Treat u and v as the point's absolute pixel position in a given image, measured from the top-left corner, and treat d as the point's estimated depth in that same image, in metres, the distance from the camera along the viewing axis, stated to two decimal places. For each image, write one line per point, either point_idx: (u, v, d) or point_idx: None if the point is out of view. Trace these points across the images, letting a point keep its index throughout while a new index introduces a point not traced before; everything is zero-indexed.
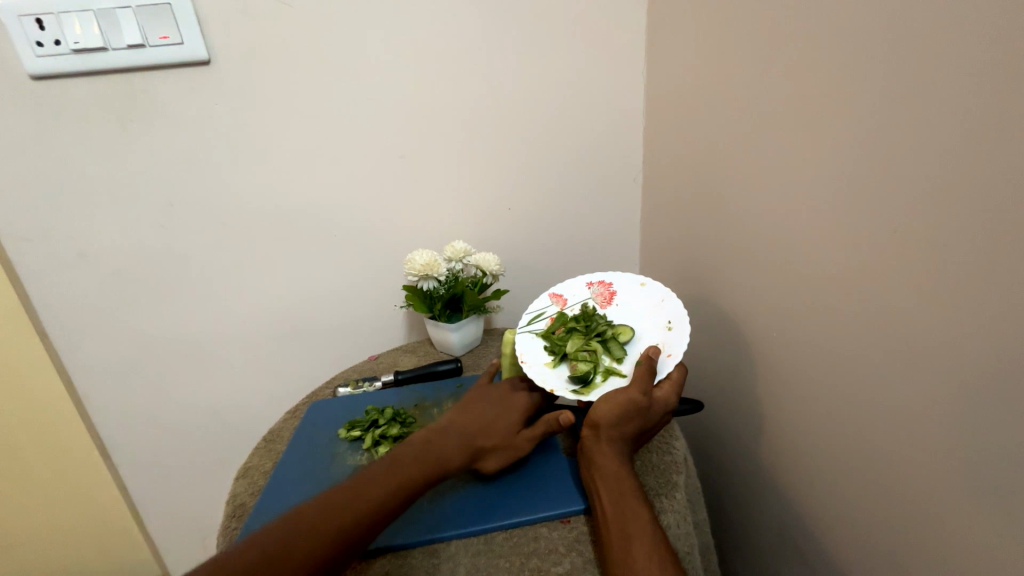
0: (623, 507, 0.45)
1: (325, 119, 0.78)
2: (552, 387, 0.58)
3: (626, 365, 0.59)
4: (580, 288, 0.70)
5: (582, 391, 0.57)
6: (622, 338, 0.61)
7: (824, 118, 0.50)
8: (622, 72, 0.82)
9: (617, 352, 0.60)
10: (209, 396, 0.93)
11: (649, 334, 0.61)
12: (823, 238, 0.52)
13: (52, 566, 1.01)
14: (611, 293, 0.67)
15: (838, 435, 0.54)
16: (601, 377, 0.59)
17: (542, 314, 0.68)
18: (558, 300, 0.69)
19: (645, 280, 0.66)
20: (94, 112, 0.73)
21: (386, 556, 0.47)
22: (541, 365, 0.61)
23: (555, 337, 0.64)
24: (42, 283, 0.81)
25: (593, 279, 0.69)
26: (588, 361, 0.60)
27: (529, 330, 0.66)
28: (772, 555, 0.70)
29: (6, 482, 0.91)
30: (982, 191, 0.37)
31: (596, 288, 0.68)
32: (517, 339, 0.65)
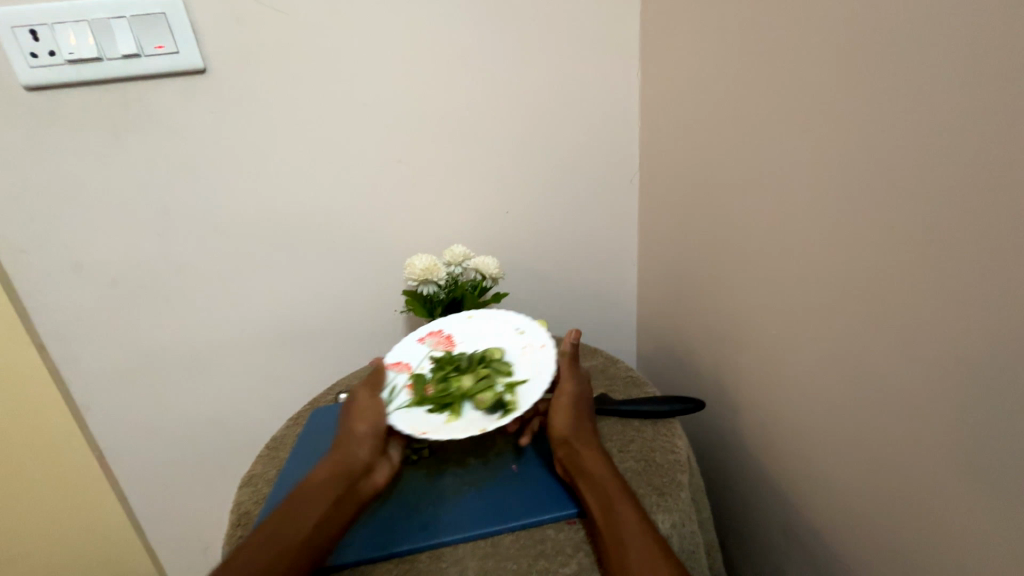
0: (613, 512, 0.45)
1: (322, 125, 0.78)
2: (480, 429, 0.53)
3: (519, 372, 0.60)
4: (413, 348, 0.64)
5: (510, 411, 0.54)
6: (497, 355, 0.61)
7: (814, 117, 0.50)
8: (616, 75, 0.82)
9: (502, 366, 0.60)
10: (210, 405, 0.93)
11: (512, 344, 0.63)
12: (816, 237, 0.52)
13: None
14: (447, 337, 0.65)
15: (837, 432, 0.55)
16: (510, 394, 0.57)
17: (396, 388, 0.59)
18: (402, 368, 0.62)
19: (467, 313, 0.68)
20: (89, 123, 0.72)
21: (392, 562, 0.47)
22: (447, 423, 0.55)
23: (435, 395, 0.57)
24: (39, 294, 0.81)
25: (421, 333, 0.66)
26: (487, 388, 0.57)
27: (397, 407, 0.57)
28: (776, 551, 0.70)
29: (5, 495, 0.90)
30: (970, 188, 0.37)
31: (431, 340, 0.65)
32: (395, 424, 0.54)
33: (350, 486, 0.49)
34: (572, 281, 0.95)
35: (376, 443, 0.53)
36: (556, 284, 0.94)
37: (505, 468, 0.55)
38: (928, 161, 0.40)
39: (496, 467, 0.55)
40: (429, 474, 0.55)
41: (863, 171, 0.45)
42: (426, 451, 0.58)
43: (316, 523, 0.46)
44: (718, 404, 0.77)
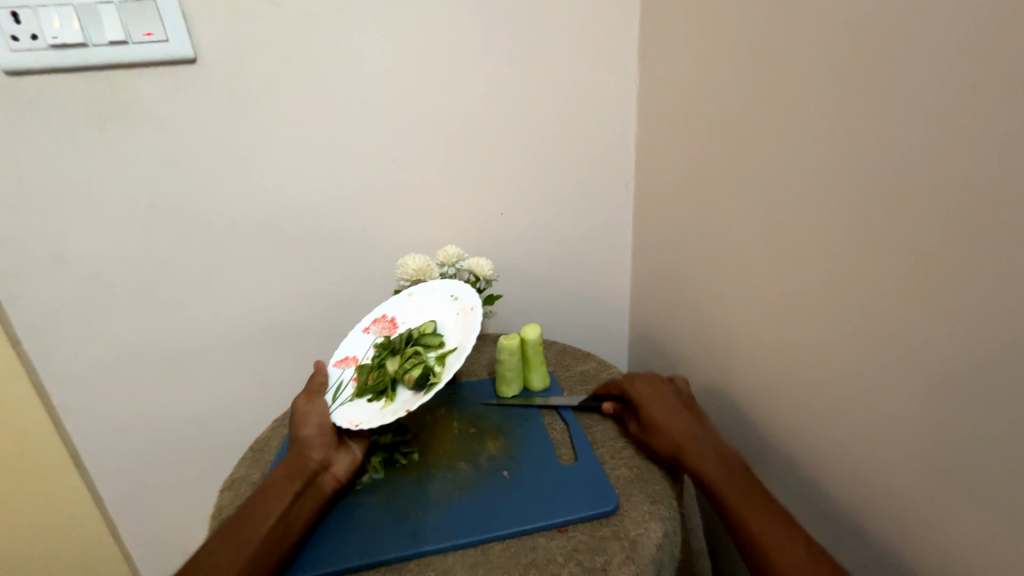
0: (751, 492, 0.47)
1: (315, 121, 0.76)
2: (408, 408, 0.54)
3: (449, 342, 0.61)
4: (359, 340, 0.66)
5: (435, 384, 0.55)
6: (428, 329, 0.62)
7: (807, 128, 0.50)
8: (614, 79, 0.82)
9: (432, 341, 0.61)
10: (190, 404, 0.91)
11: (447, 314, 0.65)
12: (801, 248, 0.52)
13: None
14: (391, 320, 0.67)
15: (817, 444, 0.55)
16: (439, 365, 0.58)
17: (342, 383, 0.61)
18: (347, 362, 0.63)
19: (409, 290, 0.68)
20: (72, 111, 0.70)
21: (379, 569, 0.45)
22: (381, 409, 0.56)
23: (373, 382, 0.59)
24: (14, 286, 0.77)
25: (366, 323, 0.67)
26: (416, 365, 0.58)
27: (340, 402, 0.58)
28: None
29: None
30: (960, 202, 0.37)
31: (375, 327, 0.66)
32: (336, 420, 0.55)
33: (308, 482, 0.50)
34: (565, 285, 0.95)
35: (326, 441, 0.53)
36: (549, 287, 0.94)
37: (497, 474, 0.54)
38: (919, 174, 0.40)
39: (487, 472, 0.54)
40: (419, 479, 0.54)
41: (852, 183, 0.46)
42: (416, 455, 0.57)
43: (280, 516, 0.47)
44: (705, 411, 0.77)
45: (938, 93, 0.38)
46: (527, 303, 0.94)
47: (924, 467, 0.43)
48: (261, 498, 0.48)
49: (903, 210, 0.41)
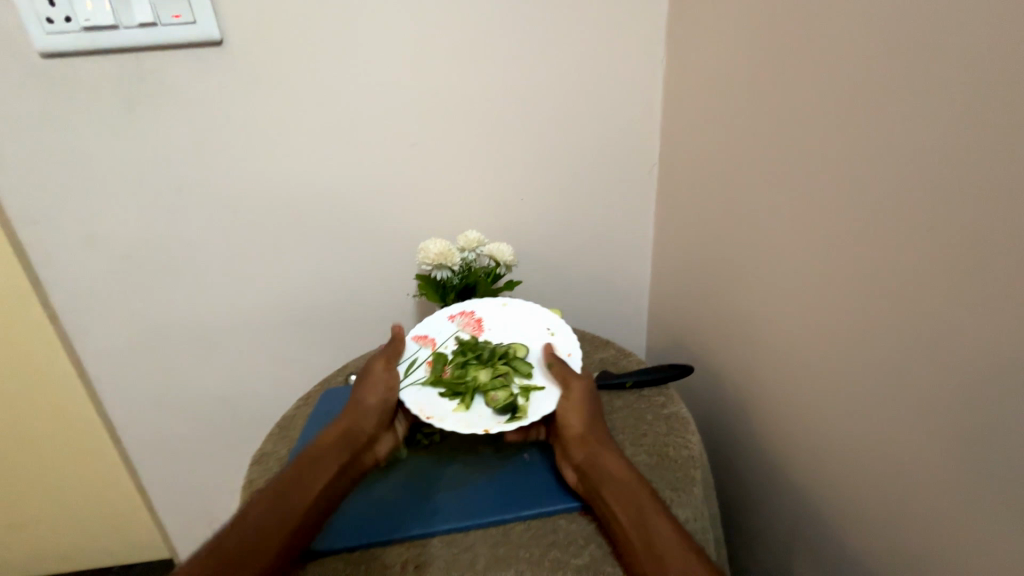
0: (646, 524, 0.43)
1: (338, 104, 0.76)
2: (483, 428, 0.53)
3: (538, 378, 0.58)
4: (443, 325, 0.64)
5: (517, 418, 0.53)
6: (521, 355, 0.60)
7: (849, 109, 0.48)
8: (640, 61, 0.80)
9: (523, 368, 0.58)
10: (215, 382, 0.93)
11: (538, 346, 0.62)
12: (841, 235, 0.51)
13: (72, 535, 1.05)
14: (477, 319, 0.64)
15: (847, 433, 0.54)
16: (523, 398, 0.55)
17: (416, 362, 0.60)
18: (425, 343, 0.62)
19: (505, 299, 0.66)
20: (104, 93, 0.71)
21: (404, 544, 0.46)
22: (452, 413, 0.55)
23: (451, 379, 0.57)
24: (52, 264, 0.80)
25: (454, 312, 0.65)
26: (502, 388, 0.56)
27: (411, 382, 0.58)
28: (780, 551, 0.70)
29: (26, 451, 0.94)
30: (1007, 186, 0.36)
31: (460, 319, 0.65)
32: (405, 399, 0.56)
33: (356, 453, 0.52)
34: (585, 272, 0.94)
35: (381, 416, 0.55)
36: (568, 275, 0.93)
37: (517, 457, 0.55)
38: (967, 158, 0.39)
39: (507, 455, 0.55)
40: (439, 460, 0.55)
41: (895, 166, 0.44)
42: (437, 436, 0.58)
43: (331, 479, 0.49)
44: (727, 401, 0.76)
45: (989, 72, 0.37)
46: (546, 291, 0.94)
47: (958, 454, 0.43)
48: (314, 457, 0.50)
49: (949, 196, 0.40)
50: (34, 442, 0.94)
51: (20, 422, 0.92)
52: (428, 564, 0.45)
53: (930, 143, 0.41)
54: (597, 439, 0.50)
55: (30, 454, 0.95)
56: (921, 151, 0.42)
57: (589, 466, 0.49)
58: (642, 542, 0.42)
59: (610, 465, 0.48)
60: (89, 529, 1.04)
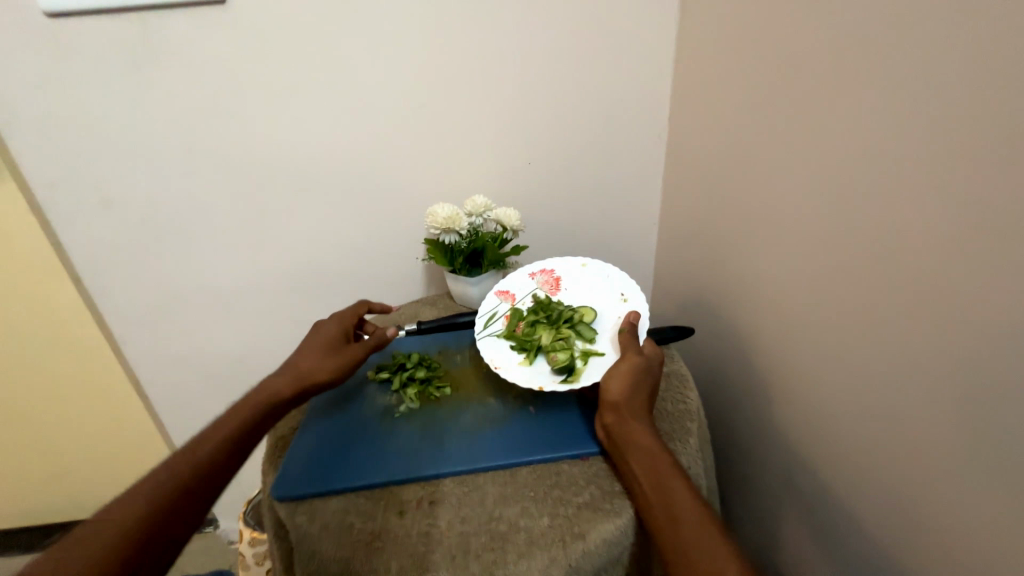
0: (665, 489, 0.44)
1: (343, 64, 0.75)
2: (540, 384, 0.56)
3: (600, 344, 0.60)
4: (524, 281, 0.70)
5: (571, 379, 0.56)
6: (587, 320, 0.62)
7: (861, 67, 0.47)
8: (652, 17, 0.77)
9: (588, 334, 0.61)
10: (234, 342, 0.98)
11: (608, 311, 0.64)
12: (845, 197, 0.51)
13: (110, 482, 1.13)
14: (556, 280, 0.69)
15: (842, 390, 0.57)
16: (582, 361, 0.58)
17: (496, 315, 0.66)
18: (507, 298, 0.68)
19: (585, 261, 0.69)
20: (111, 55, 0.71)
21: (419, 483, 0.50)
22: (517, 366, 0.59)
23: (521, 335, 0.62)
24: (73, 229, 0.83)
25: (535, 270, 0.70)
26: (565, 350, 0.59)
27: (488, 332, 0.64)
28: (773, 500, 0.75)
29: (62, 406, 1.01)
30: (1011, 147, 0.36)
31: (540, 278, 0.70)
32: (482, 347, 0.62)
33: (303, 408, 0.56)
34: (591, 237, 0.95)
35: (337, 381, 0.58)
36: (575, 240, 0.95)
37: (523, 408, 0.58)
38: (974, 119, 0.38)
39: (514, 407, 0.58)
40: (450, 411, 0.58)
41: (902, 127, 0.44)
42: (447, 390, 0.61)
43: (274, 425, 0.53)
44: (729, 362, 0.79)
45: (1004, 27, 0.35)
46: (553, 256, 0.95)
47: (938, 407, 0.46)
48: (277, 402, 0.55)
49: (953, 158, 0.40)
50: (69, 395, 1.00)
51: (55, 377, 0.98)
52: (442, 500, 0.48)
53: (939, 103, 0.41)
54: (635, 408, 0.50)
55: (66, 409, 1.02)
56: (930, 111, 0.41)
57: (620, 430, 0.49)
58: (659, 505, 0.44)
59: (638, 430, 0.49)
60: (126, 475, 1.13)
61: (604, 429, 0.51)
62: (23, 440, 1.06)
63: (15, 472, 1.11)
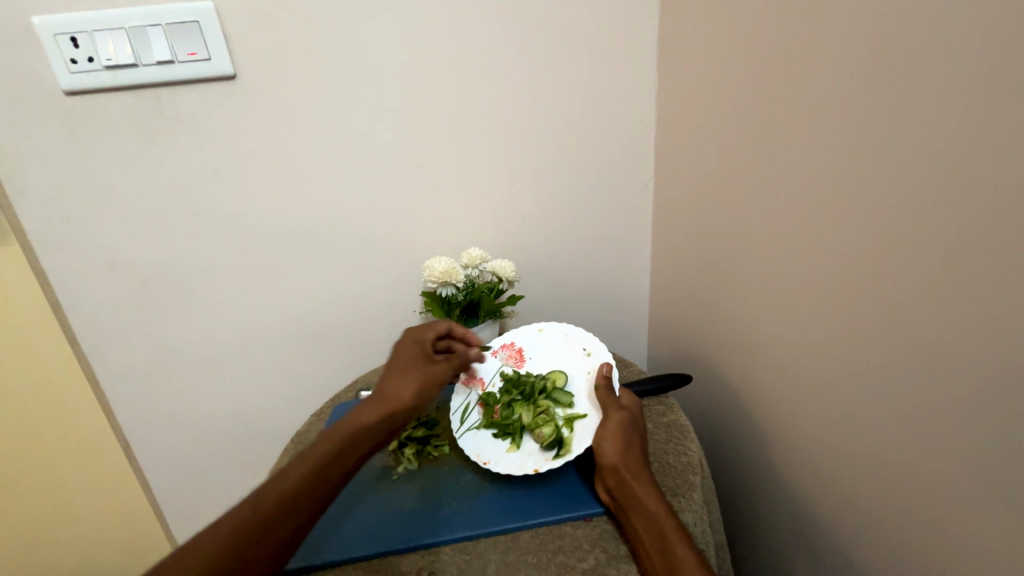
0: (669, 554, 0.44)
1: (344, 129, 0.80)
2: (535, 468, 0.55)
3: (580, 405, 0.60)
4: (487, 363, 0.67)
5: (563, 453, 0.55)
6: (560, 384, 0.62)
7: (838, 128, 0.51)
8: (634, 83, 0.84)
9: (564, 399, 0.61)
10: (228, 399, 0.96)
11: (578, 369, 0.64)
12: (834, 245, 0.54)
13: (88, 555, 1.07)
14: (519, 351, 0.67)
15: (848, 435, 0.57)
16: (568, 430, 0.58)
17: (469, 406, 0.63)
18: (474, 383, 0.65)
19: (540, 325, 0.68)
20: (125, 126, 0.75)
21: (419, 552, 0.48)
22: (506, 455, 0.57)
23: (500, 420, 0.60)
24: (73, 290, 0.84)
25: (495, 347, 0.67)
26: (548, 422, 0.58)
27: (467, 428, 0.61)
28: (786, 553, 0.72)
29: (44, 473, 0.97)
30: (985, 200, 0.39)
31: (502, 353, 0.67)
32: (465, 446, 0.59)
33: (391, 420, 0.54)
34: (586, 284, 0.97)
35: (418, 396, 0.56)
36: (569, 287, 0.97)
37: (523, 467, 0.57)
38: (947, 174, 0.42)
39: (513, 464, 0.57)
40: (449, 471, 0.57)
41: (881, 181, 0.47)
42: (446, 448, 0.60)
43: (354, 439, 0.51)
44: (731, 407, 0.79)
45: (964, 95, 0.39)
46: (549, 304, 0.97)
47: (945, 452, 0.46)
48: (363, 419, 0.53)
49: (934, 209, 0.43)
50: (48, 462, 0.96)
51: (35, 444, 0.94)
52: (442, 571, 0.47)
53: (912, 160, 0.44)
54: (632, 467, 0.50)
55: (48, 476, 0.97)
56: (904, 168, 0.45)
57: (620, 491, 0.49)
58: (664, 570, 0.43)
59: (637, 490, 0.48)
60: (103, 544, 1.06)
61: (606, 492, 0.51)
62: None
63: None
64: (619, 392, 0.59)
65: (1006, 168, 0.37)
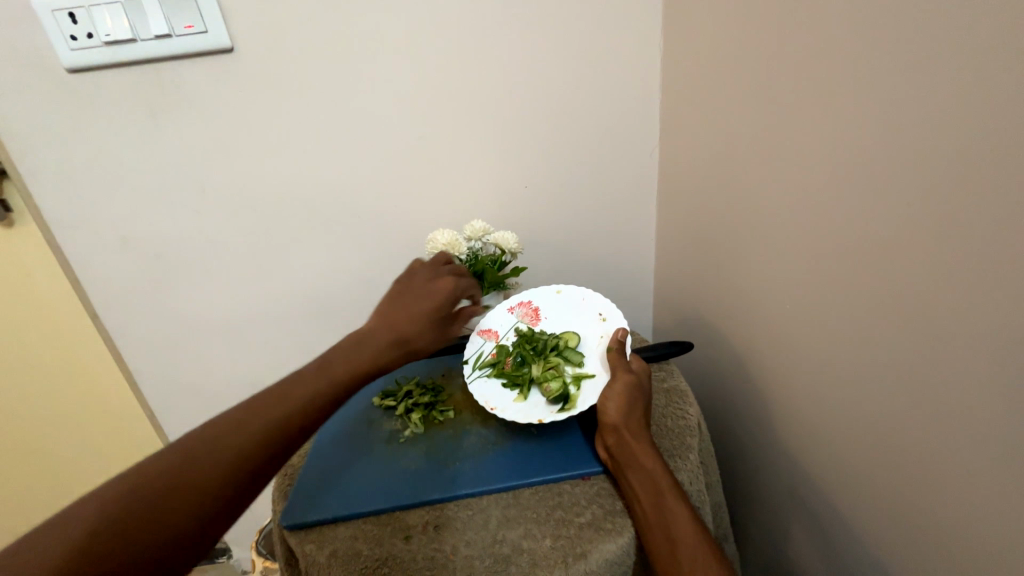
0: (665, 510, 0.46)
1: (344, 101, 0.79)
2: (539, 418, 0.57)
3: (590, 367, 0.62)
4: (504, 317, 0.70)
5: (568, 407, 0.57)
6: (572, 344, 0.64)
7: (839, 86, 0.49)
8: (639, 46, 0.81)
9: (575, 359, 0.62)
10: (246, 372, 1.00)
11: (592, 333, 0.66)
12: (833, 208, 0.53)
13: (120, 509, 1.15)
14: (535, 309, 0.70)
15: (842, 400, 0.57)
16: (575, 387, 0.60)
17: (483, 354, 0.67)
18: (489, 335, 0.69)
19: (559, 287, 0.71)
20: (129, 104, 0.76)
21: (424, 508, 0.51)
22: (512, 404, 0.60)
23: (511, 372, 0.63)
24: (89, 268, 0.86)
25: (513, 303, 0.70)
26: (556, 378, 0.60)
27: (478, 375, 0.64)
28: (782, 514, 0.74)
29: (80, 433, 1.04)
30: (979, 159, 0.38)
31: (519, 310, 0.70)
32: (475, 392, 0.62)
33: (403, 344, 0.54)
34: (590, 255, 0.97)
35: (426, 319, 0.56)
36: (574, 260, 0.96)
37: (524, 429, 0.59)
38: (940, 134, 0.40)
39: (515, 425, 0.59)
40: (454, 433, 0.59)
41: (882, 139, 0.46)
42: (451, 413, 0.62)
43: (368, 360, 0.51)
44: (732, 376, 0.80)
45: (962, 50, 0.38)
46: (553, 276, 0.97)
47: (934, 413, 0.47)
48: (367, 346, 0.52)
49: (929, 171, 0.42)
50: (84, 424, 1.03)
51: (71, 407, 1.01)
52: (446, 525, 0.49)
53: (913, 118, 0.42)
54: (633, 428, 0.51)
55: (85, 437, 1.05)
56: (901, 127, 0.44)
57: (621, 450, 0.50)
58: (659, 524, 0.46)
59: (638, 449, 0.49)
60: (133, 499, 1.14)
61: (606, 450, 0.52)
62: (36, 469, 1.08)
63: (24, 501, 1.12)
64: (629, 356, 0.60)
65: (1004, 123, 0.36)
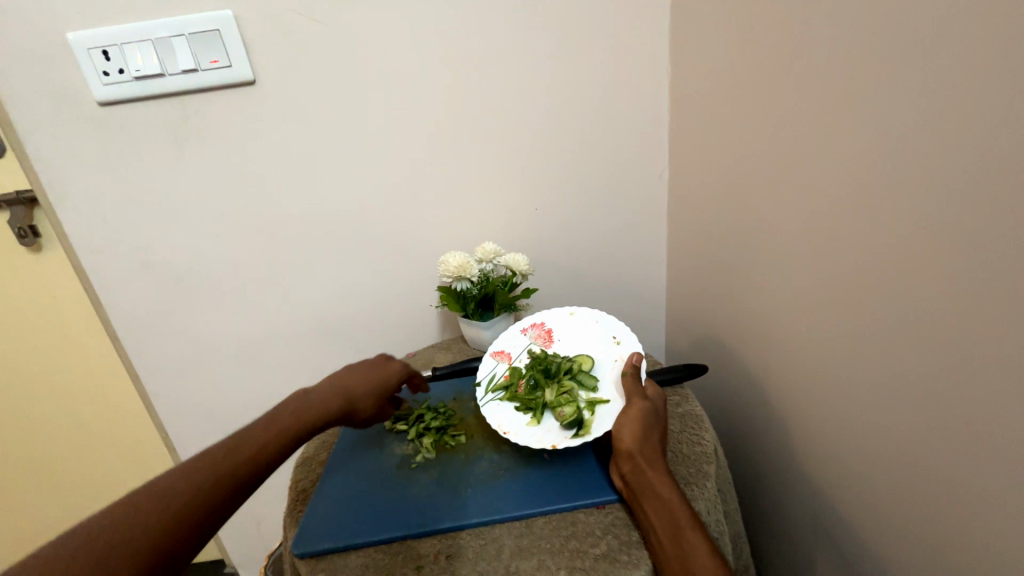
0: (683, 542, 0.45)
1: (359, 129, 0.82)
2: (553, 443, 0.56)
3: (604, 391, 0.61)
4: (517, 339, 0.70)
5: (582, 433, 0.57)
6: (586, 367, 0.64)
7: (848, 112, 0.50)
8: (647, 72, 0.83)
9: (589, 383, 0.62)
10: (257, 393, 1.00)
11: (606, 356, 0.66)
12: (847, 231, 0.53)
13: None
14: (547, 331, 0.70)
15: (863, 426, 0.56)
16: (589, 412, 0.59)
17: (495, 376, 0.67)
18: (502, 357, 0.69)
19: (572, 309, 0.71)
20: (153, 134, 0.79)
21: (436, 536, 0.50)
22: (526, 428, 0.59)
23: (524, 395, 0.62)
24: (110, 291, 0.89)
25: (525, 325, 0.71)
26: (570, 402, 0.60)
27: (491, 398, 0.64)
28: (804, 545, 0.71)
29: (93, 452, 1.05)
30: (992, 184, 0.38)
31: (531, 332, 0.70)
32: (487, 416, 0.61)
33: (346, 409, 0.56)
34: (600, 276, 0.97)
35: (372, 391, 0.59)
36: (585, 281, 0.96)
37: (537, 455, 0.58)
38: (952, 158, 0.41)
39: (528, 450, 0.59)
40: (465, 459, 0.59)
41: (893, 163, 0.46)
42: (463, 438, 0.62)
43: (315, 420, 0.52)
44: (748, 399, 0.78)
45: (970, 77, 0.38)
46: (564, 297, 0.97)
47: (957, 441, 0.45)
48: (311, 404, 0.53)
49: (943, 194, 0.42)
50: (98, 442, 1.04)
51: (86, 425, 1.02)
52: (457, 556, 0.48)
53: (924, 143, 0.43)
54: (649, 456, 0.50)
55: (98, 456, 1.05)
56: (912, 152, 0.44)
57: (637, 478, 0.49)
58: (677, 557, 0.44)
59: (654, 478, 0.48)
60: None
61: (621, 478, 0.51)
62: (48, 488, 1.09)
63: (36, 519, 1.13)
64: (644, 381, 0.59)
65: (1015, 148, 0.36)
